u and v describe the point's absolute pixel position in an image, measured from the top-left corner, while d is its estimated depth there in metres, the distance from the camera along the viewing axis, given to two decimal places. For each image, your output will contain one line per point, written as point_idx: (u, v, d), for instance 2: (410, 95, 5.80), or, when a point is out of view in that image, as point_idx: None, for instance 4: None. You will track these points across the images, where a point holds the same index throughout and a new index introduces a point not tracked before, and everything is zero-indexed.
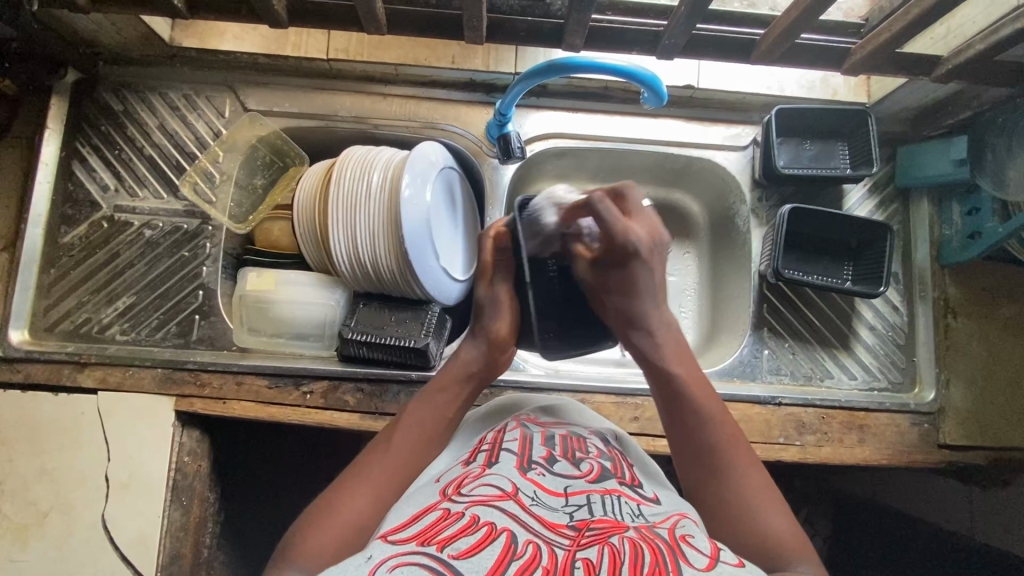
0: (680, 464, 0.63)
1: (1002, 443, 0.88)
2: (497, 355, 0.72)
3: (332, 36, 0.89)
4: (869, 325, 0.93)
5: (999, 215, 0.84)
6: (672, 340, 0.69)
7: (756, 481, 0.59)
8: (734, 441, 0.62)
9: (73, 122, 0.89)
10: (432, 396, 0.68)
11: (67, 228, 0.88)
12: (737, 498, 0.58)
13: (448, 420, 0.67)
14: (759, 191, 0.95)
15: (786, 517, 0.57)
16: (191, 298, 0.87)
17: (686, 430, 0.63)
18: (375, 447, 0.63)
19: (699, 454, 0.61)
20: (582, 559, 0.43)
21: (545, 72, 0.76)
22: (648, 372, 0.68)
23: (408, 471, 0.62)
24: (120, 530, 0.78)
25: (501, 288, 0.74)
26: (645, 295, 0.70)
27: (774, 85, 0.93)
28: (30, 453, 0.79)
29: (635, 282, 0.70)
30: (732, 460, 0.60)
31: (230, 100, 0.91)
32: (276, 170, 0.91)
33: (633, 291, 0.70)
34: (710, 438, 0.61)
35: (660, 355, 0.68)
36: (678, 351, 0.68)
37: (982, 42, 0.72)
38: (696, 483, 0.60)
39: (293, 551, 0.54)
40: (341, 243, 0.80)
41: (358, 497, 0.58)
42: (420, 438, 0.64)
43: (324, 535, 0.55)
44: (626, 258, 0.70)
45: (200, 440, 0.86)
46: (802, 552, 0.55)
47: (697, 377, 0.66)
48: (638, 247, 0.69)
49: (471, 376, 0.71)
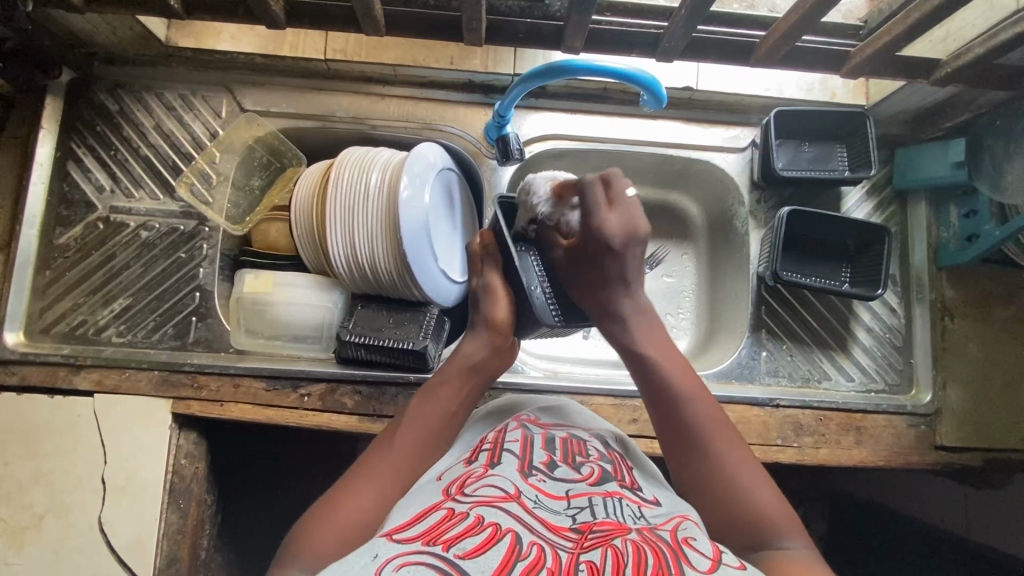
0: (665, 449, 0.62)
1: (997, 443, 0.88)
2: (498, 342, 0.73)
3: (330, 37, 0.89)
4: (866, 327, 0.93)
5: (996, 217, 0.84)
6: (644, 324, 0.70)
7: (737, 454, 0.59)
8: (714, 416, 0.62)
9: (68, 123, 0.88)
10: (435, 389, 0.68)
11: (62, 229, 0.87)
12: (720, 474, 0.58)
13: (453, 413, 0.67)
14: (757, 193, 0.95)
15: (774, 493, 0.57)
16: (188, 300, 0.87)
17: (668, 413, 0.63)
18: (378, 443, 0.64)
19: (681, 436, 0.61)
20: (586, 562, 0.43)
21: (544, 75, 0.76)
22: (626, 358, 0.68)
23: (413, 469, 0.62)
24: (117, 534, 0.77)
25: (493, 278, 0.77)
26: (621, 286, 0.70)
27: (773, 87, 0.94)
28: (26, 456, 0.78)
29: (610, 274, 0.70)
30: (714, 439, 0.60)
31: (227, 100, 0.91)
32: (273, 171, 0.91)
33: (613, 284, 0.70)
34: (691, 414, 0.62)
35: (634, 339, 0.69)
36: (653, 333, 0.69)
37: (981, 46, 0.72)
38: (680, 463, 0.61)
39: (296, 549, 0.54)
40: (338, 244, 0.79)
41: (361, 492, 0.58)
42: (423, 431, 0.64)
43: (328, 533, 0.54)
44: (602, 256, 0.69)
45: (198, 443, 0.85)
46: (790, 525, 0.54)
47: (672, 359, 0.67)
48: (613, 241, 0.68)
49: (475, 368, 0.71)
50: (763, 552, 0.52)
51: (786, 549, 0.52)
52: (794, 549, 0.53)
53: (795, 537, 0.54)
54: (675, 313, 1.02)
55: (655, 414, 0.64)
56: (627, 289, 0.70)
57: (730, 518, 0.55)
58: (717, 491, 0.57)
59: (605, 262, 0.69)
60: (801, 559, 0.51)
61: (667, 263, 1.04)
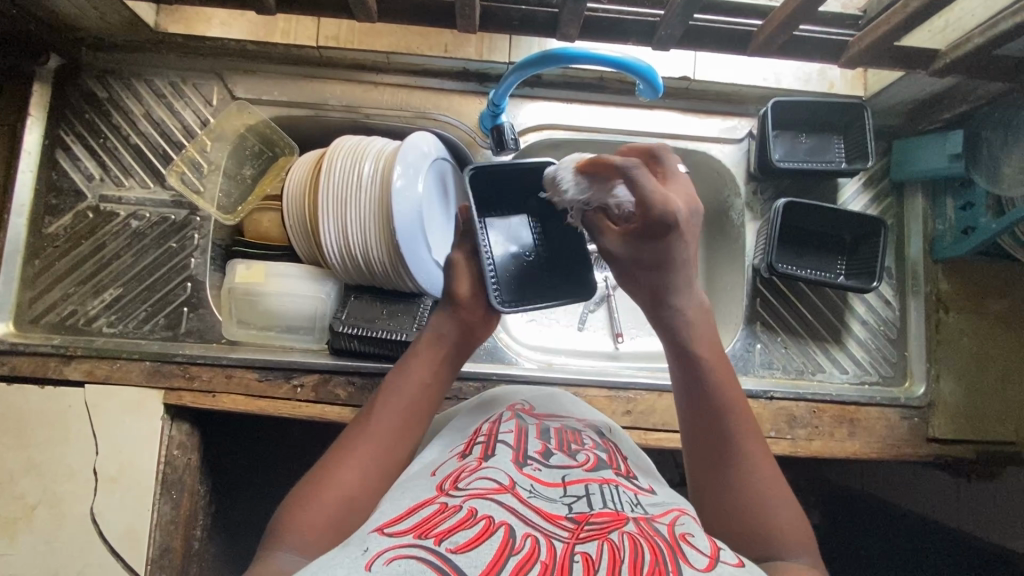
0: (691, 453, 0.61)
1: (989, 436, 0.89)
2: (468, 315, 0.70)
3: (322, 23, 0.87)
4: (861, 319, 0.93)
5: (992, 210, 0.83)
6: (701, 323, 0.65)
7: (766, 474, 0.59)
8: (750, 431, 0.61)
9: (57, 110, 0.87)
10: (410, 365, 0.67)
11: (52, 218, 0.86)
12: (745, 489, 0.57)
13: (428, 384, 0.66)
14: (754, 184, 0.94)
15: (789, 507, 0.57)
16: (180, 290, 0.86)
17: (709, 418, 0.61)
18: (357, 424, 0.63)
19: (716, 443, 0.60)
20: (581, 553, 0.42)
21: (539, 63, 0.75)
22: (672, 352, 0.65)
23: (392, 443, 0.61)
24: (110, 524, 0.77)
25: (456, 253, 0.73)
26: (679, 268, 0.63)
27: (771, 77, 0.92)
28: (16, 447, 0.78)
29: (671, 258, 0.62)
30: (745, 454, 0.59)
31: (217, 87, 0.89)
32: (265, 160, 0.90)
33: (668, 269, 0.63)
34: (729, 427, 0.60)
35: (689, 332, 0.64)
36: (703, 330, 0.65)
37: (981, 36, 0.71)
38: (705, 469, 0.60)
39: (283, 528, 0.54)
40: (331, 232, 0.79)
41: (344, 470, 0.58)
42: (401, 408, 0.64)
43: (311, 510, 0.55)
44: (666, 236, 0.60)
45: (190, 433, 0.85)
46: (800, 544, 0.55)
47: (722, 362, 0.64)
48: (679, 219, 0.59)
49: (446, 337, 0.69)
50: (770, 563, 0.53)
51: (793, 562, 0.53)
52: (799, 563, 0.53)
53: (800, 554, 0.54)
54: None
55: (683, 413, 0.63)
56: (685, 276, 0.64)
57: (743, 526, 0.56)
58: (731, 498, 0.57)
59: (664, 240, 0.60)
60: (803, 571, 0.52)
61: None
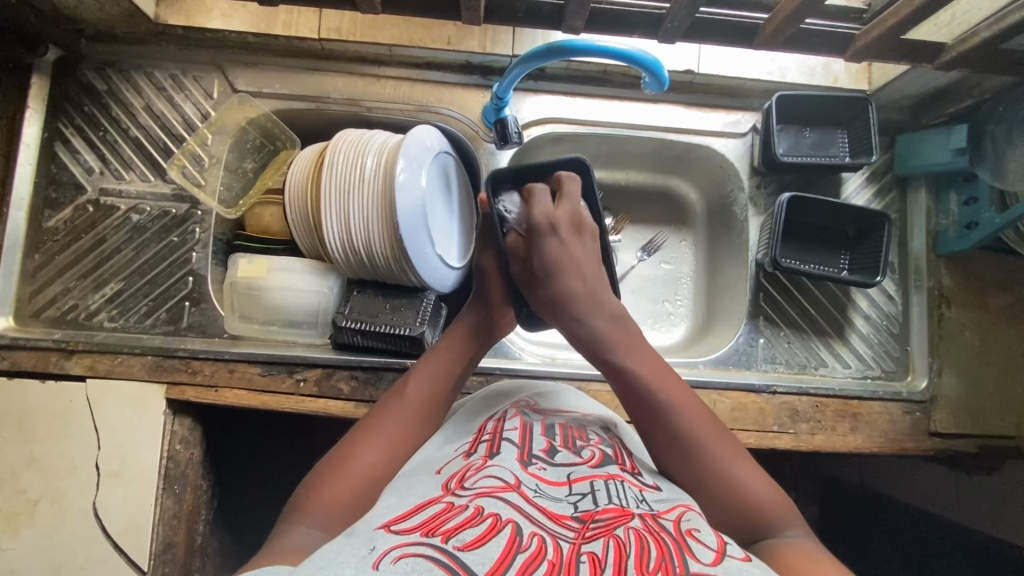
0: (657, 453, 0.59)
1: (991, 430, 0.89)
2: (497, 316, 0.72)
3: (325, 15, 0.86)
4: (863, 313, 0.93)
5: (996, 205, 0.84)
6: (616, 327, 0.65)
7: (730, 453, 0.57)
8: (701, 418, 0.59)
9: (55, 102, 0.86)
10: (438, 355, 0.68)
11: (51, 212, 0.86)
12: (720, 474, 0.55)
13: (457, 374, 0.67)
14: (757, 178, 0.94)
15: (764, 480, 0.55)
16: (181, 284, 0.86)
17: (654, 413, 0.59)
18: (383, 405, 0.63)
19: (672, 438, 0.58)
20: (588, 553, 0.42)
21: (543, 55, 0.74)
22: (598, 361, 0.64)
23: (420, 425, 0.62)
24: (112, 518, 0.77)
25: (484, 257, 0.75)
26: (562, 274, 0.68)
27: (775, 70, 0.91)
28: (17, 441, 0.77)
29: (551, 262, 0.68)
30: (704, 440, 0.57)
31: (218, 80, 0.88)
32: (267, 154, 0.89)
33: (554, 275, 0.68)
34: (678, 418, 0.58)
35: (604, 337, 0.64)
36: (622, 333, 0.65)
37: (987, 30, 0.71)
38: (676, 466, 0.57)
39: (306, 502, 0.53)
40: (333, 226, 0.78)
41: (372, 448, 0.58)
42: (430, 394, 0.64)
43: (338, 485, 0.54)
44: (541, 243, 0.69)
45: (192, 428, 0.85)
46: (788, 516, 0.53)
47: (653, 363, 0.63)
48: (557, 227, 0.70)
49: (475, 332, 0.70)
50: (765, 544, 0.51)
51: (790, 537, 0.51)
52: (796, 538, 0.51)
53: (794, 526, 0.53)
54: (672, 300, 1.02)
55: (637, 419, 0.61)
56: (584, 284, 0.68)
57: (733, 512, 0.53)
58: (715, 487, 0.55)
59: (547, 242, 0.69)
60: (804, 545, 0.50)
61: (665, 249, 1.03)
